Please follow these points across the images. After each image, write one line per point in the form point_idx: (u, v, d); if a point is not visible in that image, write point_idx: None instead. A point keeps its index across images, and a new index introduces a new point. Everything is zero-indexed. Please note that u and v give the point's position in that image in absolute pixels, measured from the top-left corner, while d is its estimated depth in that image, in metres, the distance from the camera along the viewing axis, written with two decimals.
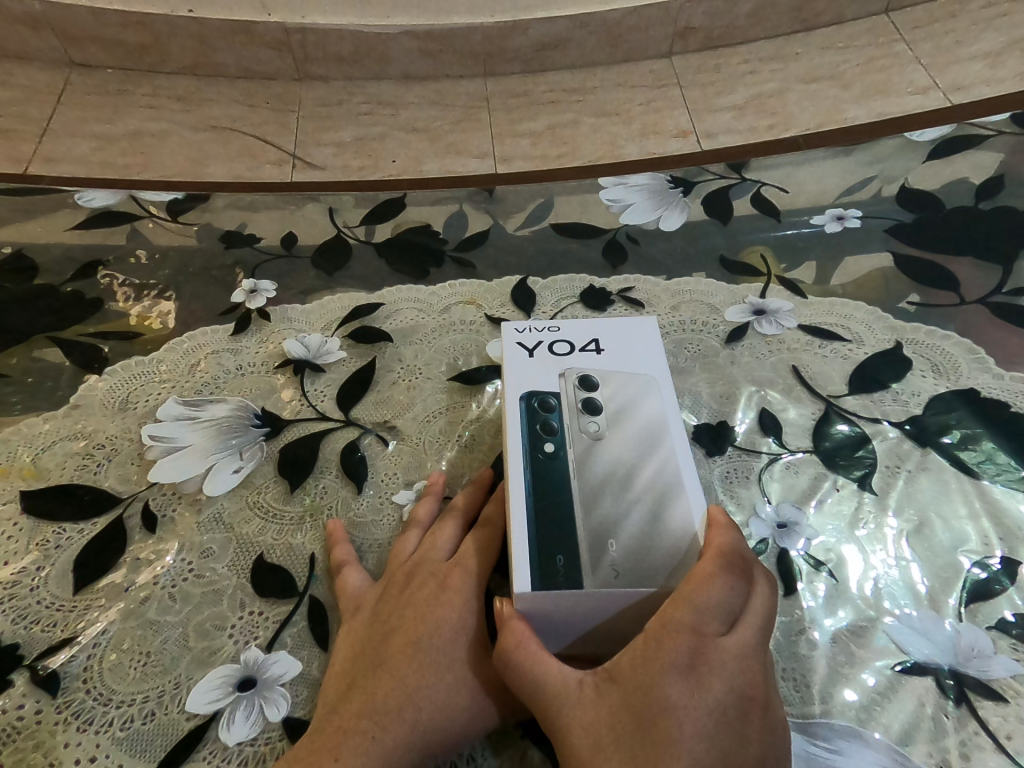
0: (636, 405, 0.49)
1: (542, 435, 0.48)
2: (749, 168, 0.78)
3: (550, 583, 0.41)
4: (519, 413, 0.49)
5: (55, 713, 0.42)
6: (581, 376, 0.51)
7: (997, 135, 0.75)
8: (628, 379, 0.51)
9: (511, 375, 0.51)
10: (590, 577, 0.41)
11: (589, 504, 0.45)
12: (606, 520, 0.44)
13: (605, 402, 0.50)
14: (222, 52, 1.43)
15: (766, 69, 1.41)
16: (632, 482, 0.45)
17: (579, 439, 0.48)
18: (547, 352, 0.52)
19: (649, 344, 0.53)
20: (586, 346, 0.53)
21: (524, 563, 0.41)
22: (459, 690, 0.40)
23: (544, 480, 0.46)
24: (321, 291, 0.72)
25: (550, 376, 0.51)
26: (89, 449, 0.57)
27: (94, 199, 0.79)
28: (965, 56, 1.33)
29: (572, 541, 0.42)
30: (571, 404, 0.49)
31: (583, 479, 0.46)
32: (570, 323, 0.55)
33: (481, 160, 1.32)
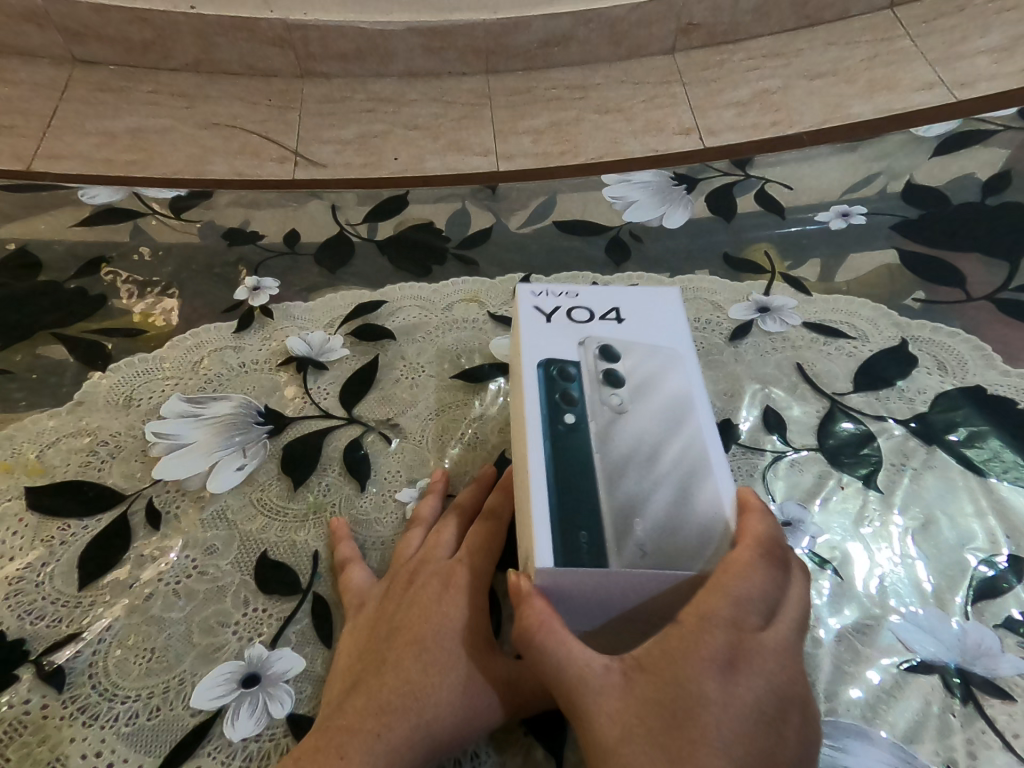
0: (658, 379, 0.48)
1: (562, 405, 0.46)
2: (753, 164, 0.77)
3: (574, 560, 0.39)
4: (538, 381, 0.47)
5: (61, 708, 0.43)
6: (602, 345, 0.49)
7: (1003, 130, 0.75)
8: (650, 350, 0.50)
9: (528, 343, 0.49)
10: (615, 556, 0.39)
11: (613, 480, 0.43)
12: (630, 498, 0.43)
13: (627, 375, 0.48)
14: (225, 49, 1.43)
15: (770, 65, 1.40)
16: (656, 459, 0.44)
17: (601, 412, 0.46)
18: (567, 318, 0.51)
19: (672, 315, 0.52)
20: (607, 313, 0.51)
21: (545, 536, 0.39)
22: (464, 689, 0.40)
23: (566, 452, 0.44)
24: (324, 289, 0.72)
25: (569, 343, 0.49)
26: (93, 446, 0.57)
27: (97, 196, 0.79)
28: (970, 51, 1.32)
29: (595, 517, 0.41)
30: (591, 374, 0.48)
31: (606, 454, 0.44)
32: (590, 290, 0.53)
33: (483, 157, 1.32)
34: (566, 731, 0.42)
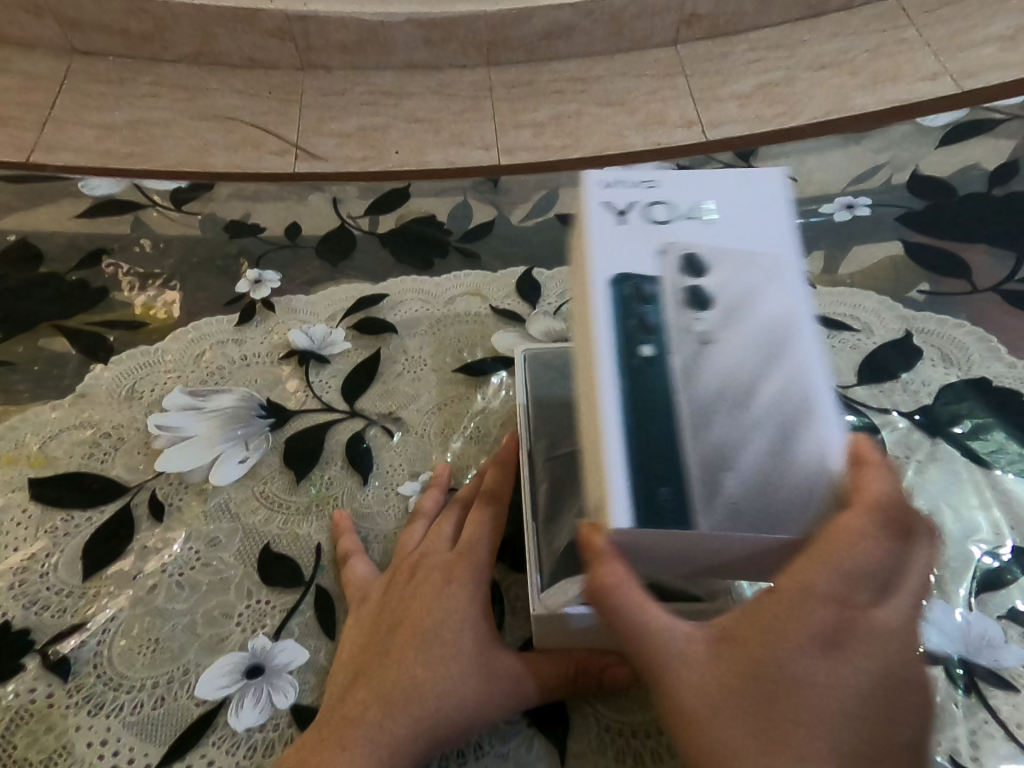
0: (759, 294, 0.38)
1: (638, 331, 0.37)
2: (756, 157, 0.77)
3: (654, 520, 0.32)
4: (608, 299, 0.37)
5: (67, 698, 0.43)
6: (687, 255, 0.39)
7: (1010, 121, 0.74)
8: (747, 260, 0.39)
9: (592, 250, 0.39)
10: (703, 518, 0.33)
11: (701, 423, 0.35)
12: (723, 444, 0.34)
13: (716, 289, 0.38)
14: (223, 40, 1.42)
15: (773, 57, 1.39)
16: (759, 396, 0.35)
17: (685, 336, 0.37)
18: (638, 221, 0.41)
19: (770, 215, 0.41)
20: (693, 216, 0.41)
21: (620, 493, 0.33)
22: (465, 682, 0.40)
23: (642, 385, 0.35)
24: (326, 281, 0.71)
25: (645, 253, 0.39)
26: (96, 438, 0.57)
27: (97, 188, 0.79)
28: (976, 42, 1.31)
29: (678, 467, 0.34)
30: (673, 291, 0.38)
31: (694, 384, 0.35)
32: (664, 187, 0.43)
33: (484, 150, 1.31)
34: (569, 722, 0.42)
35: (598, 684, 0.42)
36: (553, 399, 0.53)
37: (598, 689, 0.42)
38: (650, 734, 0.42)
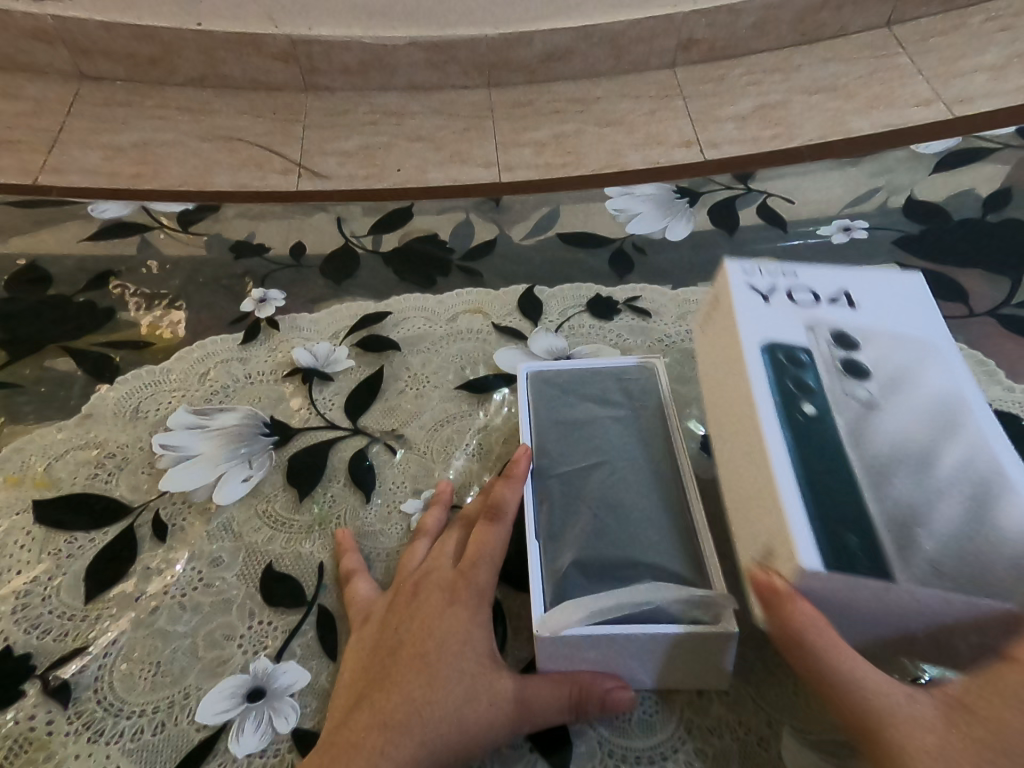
0: (916, 372, 0.42)
1: (799, 393, 0.41)
2: (754, 178, 0.78)
3: (850, 566, 0.34)
4: (763, 364, 0.42)
5: (67, 724, 0.42)
6: (835, 330, 0.44)
7: (1002, 147, 0.76)
8: (899, 340, 0.44)
9: (745, 320, 0.45)
10: (901, 571, 0.34)
11: (879, 483, 0.38)
12: (906, 504, 0.37)
13: (874, 364, 0.43)
14: (231, 64, 1.45)
15: (768, 80, 1.42)
16: (935, 462, 0.38)
17: (849, 402, 0.41)
18: (786, 299, 0.46)
19: (919, 306, 0.47)
20: (836, 296, 0.47)
21: (807, 539, 0.35)
22: (468, 706, 0.40)
23: (813, 444, 0.39)
24: (330, 300, 0.72)
25: (794, 326, 0.44)
26: (101, 458, 0.57)
27: (106, 210, 0.80)
28: (966, 68, 1.34)
29: (864, 521, 0.36)
30: (829, 361, 0.43)
31: (864, 446, 0.39)
32: (808, 272, 0.48)
33: (485, 169, 1.34)
34: (572, 747, 0.42)
35: (600, 707, 0.41)
36: (563, 416, 0.53)
37: (600, 712, 0.41)
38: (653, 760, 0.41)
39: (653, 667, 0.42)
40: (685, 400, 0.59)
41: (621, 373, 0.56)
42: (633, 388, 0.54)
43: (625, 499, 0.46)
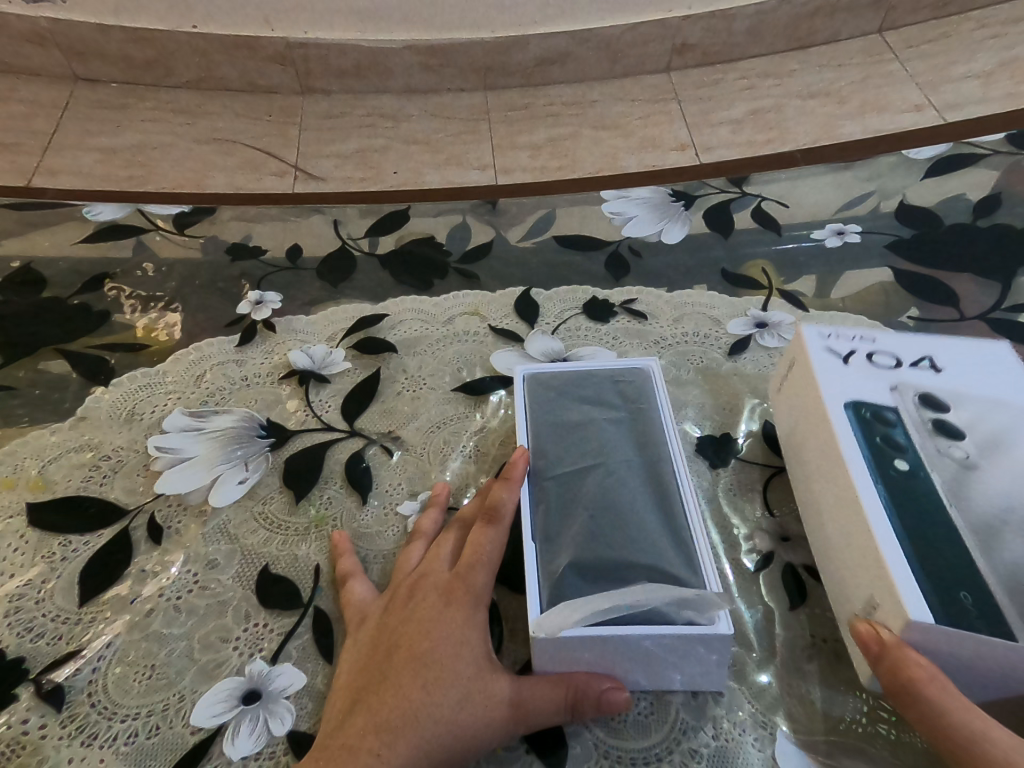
0: (1009, 435, 0.46)
1: (889, 450, 0.44)
2: (748, 182, 0.79)
3: (964, 621, 0.37)
4: (850, 422, 0.46)
5: (60, 728, 0.42)
6: (921, 394, 0.48)
7: (992, 154, 0.77)
8: (988, 404, 0.47)
9: (826, 379, 0.49)
10: (1021, 629, 0.37)
11: (987, 543, 0.40)
12: (1015, 563, 0.39)
13: (962, 427, 0.46)
14: (227, 66, 1.45)
15: (762, 86, 1.43)
16: None
17: (942, 464, 0.44)
18: (867, 361, 0.50)
19: (1004, 370, 0.49)
20: (918, 360, 0.50)
21: (913, 588, 0.38)
22: (464, 707, 0.40)
23: (911, 500, 0.42)
24: (326, 302, 0.72)
25: (879, 388, 0.48)
26: (95, 461, 0.57)
27: (101, 213, 0.80)
28: (957, 75, 1.36)
29: (977, 579, 0.39)
30: (916, 422, 0.47)
31: (964, 507, 0.42)
32: (888, 336, 0.52)
33: (481, 172, 1.34)
34: (568, 748, 0.42)
35: (596, 708, 0.41)
36: (561, 417, 0.53)
37: (597, 713, 0.41)
38: (649, 761, 0.41)
39: (649, 667, 0.42)
40: (680, 402, 0.59)
41: (617, 375, 0.56)
42: (629, 390, 0.54)
43: (622, 500, 0.47)
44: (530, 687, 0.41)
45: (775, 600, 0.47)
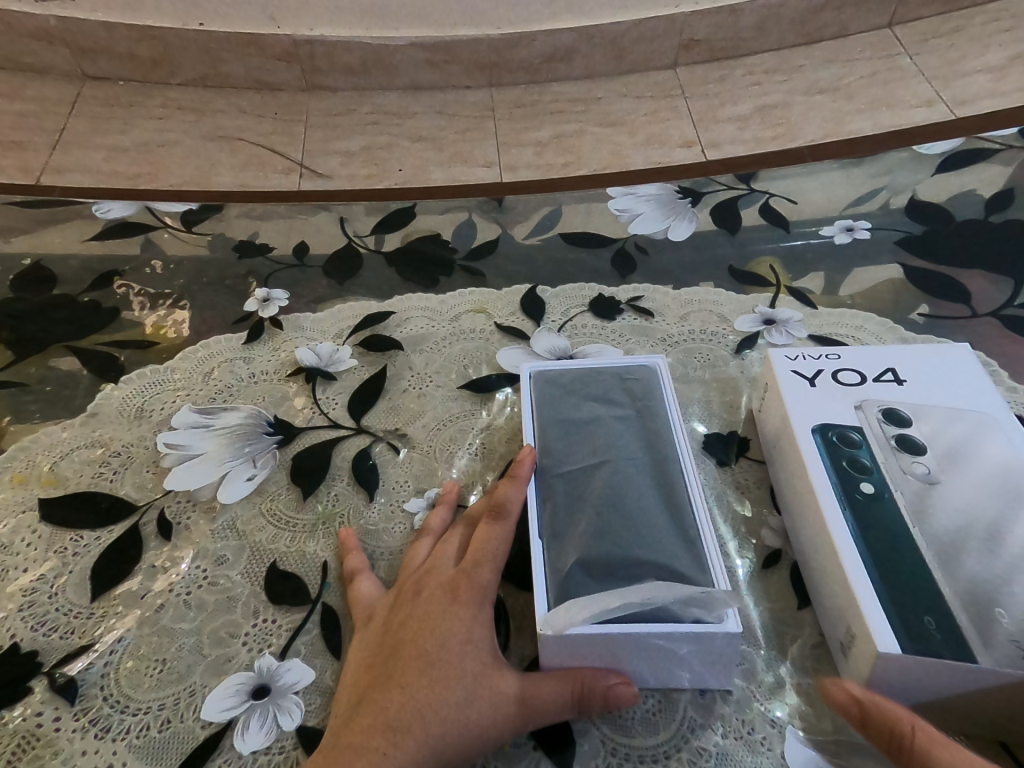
0: (971, 446, 0.46)
1: (854, 474, 0.45)
2: (756, 178, 0.79)
3: (929, 645, 0.38)
4: (816, 446, 0.47)
5: (74, 720, 0.43)
6: (884, 410, 0.49)
7: (1004, 148, 0.76)
8: (950, 415, 0.48)
9: (794, 405, 0.50)
10: (982, 649, 0.37)
11: (950, 562, 0.41)
12: (975, 580, 0.40)
13: (927, 441, 0.47)
14: (233, 64, 1.46)
15: (770, 81, 1.42)
16: (1004, 540, 0.42)
17: (908, 482, 0.45)
18: (832, 381, 0.51)
19: (968, 379, 0.50)
20: (881, 376, 0.51)
21: (877, 613, 0.39)
22: (471, 706, 0.40)
23: (874, 524, 0.43)
24: (332, 300, 0.73)
25: (844, 409, 0.49)
26: (106, 457, 0.57)
27: (110, 210, 0.81)
28: (968, 69, 1.34)
29: (939, 600, 0.39)
30: (882, 440, 0.47)
31: (927, 526, 0.43)
32: (852, 353, 0.53)
33: (486, 170, 1.34)
34: (575, 745, 0.42)
35: (603, 704, 0.41)
36: (563, 417, 0.53)
37: (603, 709, 0.41)
38: (657, 759, 0.41)
39: (660, 664, 0.42)
40: (686, 400, 0.59)
41: (623, 373, 0.56)
42: (636, 388, 0.54)
43: (628, 499, 0.46)
44: (535, 683, 0.41)
45: (784, 599, 0.47)
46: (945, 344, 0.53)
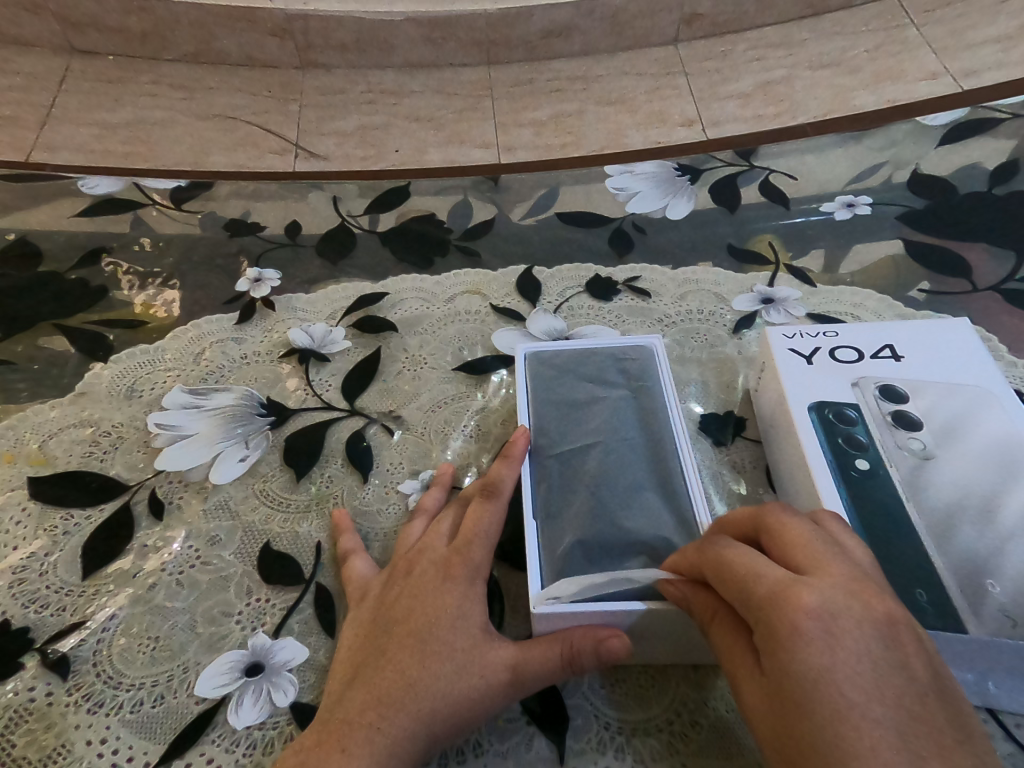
0: (968, 421, 0.46)
1: (850, 451, 0.45)
2: (756, 155, 0.77)
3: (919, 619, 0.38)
4: (813, 424, 0.47)
5: (66, 696, 0.43)
6: (882, 387, 0.48)
7: (1010, 121, 0.74)
8: (948, 390, 0.48)
9: (791, 382, 0.49)
10: (973, 620, 0.38)
11: (944, 536, 0.41)
12: (969, 553, 0.40)
13: (924, 417, 0.47)
14: (223, 40, 1.42)
15: (773, 56, 1.39)
16: (997, 514, 0.42)
17: (902, 458, 0.45)
18: (829, 359, 0.50)
19: (967, 353, 0.50)
20: (879, 352, 0.51)
21: None
22: (463, 678, 0.40)
23: (869, 501, 0.43)
24: (326, 280, 0.71)
25: (841, 387, 0.48)
26: (96, 437, 0.57)
27: (97, 187, 0.79)
28: (976, 40, 1.31)
29: (931, 575, 0.40)
30: (878, 417, 0.47)
31: (922, 501, 0.43)
32: (850, 329, 0.52)
33: (484, 150, 1.31)
34: (569, 719, 0.42)
35: (595, 657, 0.40)
36: (556, 396, 0.53)
37: (597, 664, 0.41)
38: (651, 731, 0.41)
39: (653, 639, 0.42)
40: (683, 380, 0.59)
41: (618, 353, 0.55)
42: (629, 368, 0.54)
43: (622, 478, 0.46)
44: (524, 653, 0.41)
45: None
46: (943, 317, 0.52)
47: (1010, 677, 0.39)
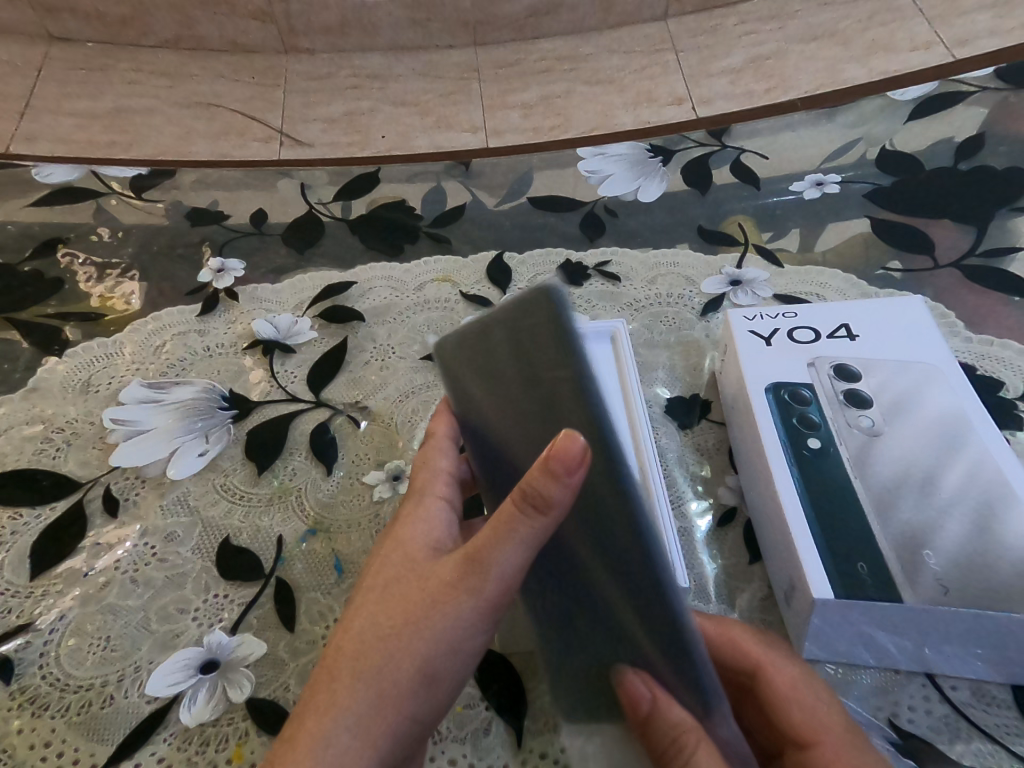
0: (916, 397, 0.45)
1: (802, 430, 0.44)
2: (730, 134, 0.75)
3: (861, 594, 0.38)
4: (767, 403, 0.46)
5: (10, 699, 0.42)
6: (836, 366, 0.47)
7: (983, 91, 0.73)
8: (898, 369, 0.47)
9: (749, 364, 0.48)
10: (908, 589, 0.37)
11: (885, 510, 0.41)
12: (909, 525, 0.40)
13: (874, 395, 0.46)
14: (203, 24, 1.38)
15: (764, 29, 1.35)
16: (937, 487, 0.41)
17: (852, 435, 0.44)
18: (787, 339, 0.49)
19: (923, 329, 0.49)
20: (835, 332, 0.49)
21: (814, 563, 0.39)
22: (405, 612, 0.36)
23: (818, 480, 0.42)
24: (292, 270, 0.70)
25: (796, 366, 0.48)
26: (48, 433, 0.56)
27: (53, 175, 0.77)
28: (970, 7, 1.28)
29: (872, 547, 0.39)
30: (831, 395, 0.46)
31: (867, 477, 0.42)
32: (810, 309, 0.51)
33: (472, 134, 1.28)
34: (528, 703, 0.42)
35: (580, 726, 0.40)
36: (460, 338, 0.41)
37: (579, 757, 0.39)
38: None
39: None
40: (649, 365, 0.57)
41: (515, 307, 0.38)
42: None
43: None
44: (542, 480, 0.33)
45: (736, 555, 0.46)
46: (896, 297, 0.51)
47: (948, 646, 0.38)
